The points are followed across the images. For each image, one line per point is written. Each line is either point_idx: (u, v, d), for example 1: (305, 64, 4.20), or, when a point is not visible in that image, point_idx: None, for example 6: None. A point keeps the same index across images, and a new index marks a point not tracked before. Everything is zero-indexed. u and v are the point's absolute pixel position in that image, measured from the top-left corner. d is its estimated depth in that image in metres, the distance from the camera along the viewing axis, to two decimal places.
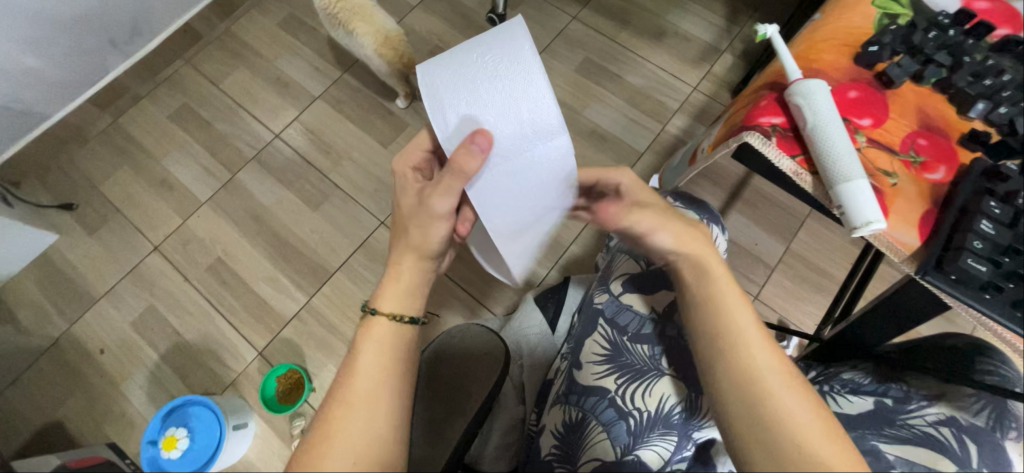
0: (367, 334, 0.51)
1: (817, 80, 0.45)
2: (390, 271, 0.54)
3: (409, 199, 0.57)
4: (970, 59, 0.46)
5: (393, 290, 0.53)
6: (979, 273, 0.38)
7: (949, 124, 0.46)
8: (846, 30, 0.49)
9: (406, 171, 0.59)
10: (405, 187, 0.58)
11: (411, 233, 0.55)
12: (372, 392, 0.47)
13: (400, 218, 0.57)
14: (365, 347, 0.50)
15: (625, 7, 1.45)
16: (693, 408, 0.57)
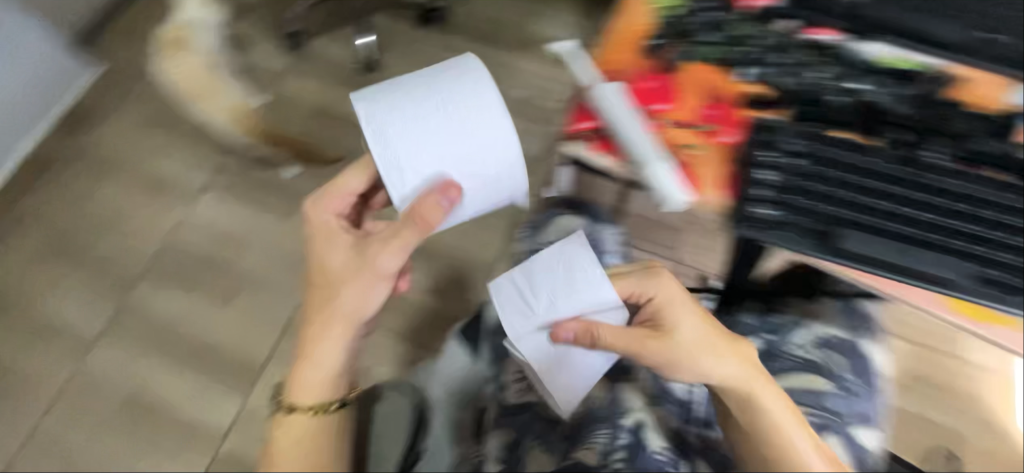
0: (282, 432, 0.55)
1: (609, 85, 0.61)
2: (305, 346, 0.57)
3: (343, 258, 0.58)
4: (721, 44, 0.64)
5: (310, 383, 0.56)
6: (766, 215, 0.55)
7: (721, 93, 0.64)
8: (635, 37, 0.67)
9: (336, 226, 0.59)
10: (335, 244, 0.59)
11: (343, 298, 0.57)
12: None
13: (321, 284, 0.58)
14: (290, 425, 0.55)
15: (489, 24, 1.50)
16: (613, 396, 0.63)
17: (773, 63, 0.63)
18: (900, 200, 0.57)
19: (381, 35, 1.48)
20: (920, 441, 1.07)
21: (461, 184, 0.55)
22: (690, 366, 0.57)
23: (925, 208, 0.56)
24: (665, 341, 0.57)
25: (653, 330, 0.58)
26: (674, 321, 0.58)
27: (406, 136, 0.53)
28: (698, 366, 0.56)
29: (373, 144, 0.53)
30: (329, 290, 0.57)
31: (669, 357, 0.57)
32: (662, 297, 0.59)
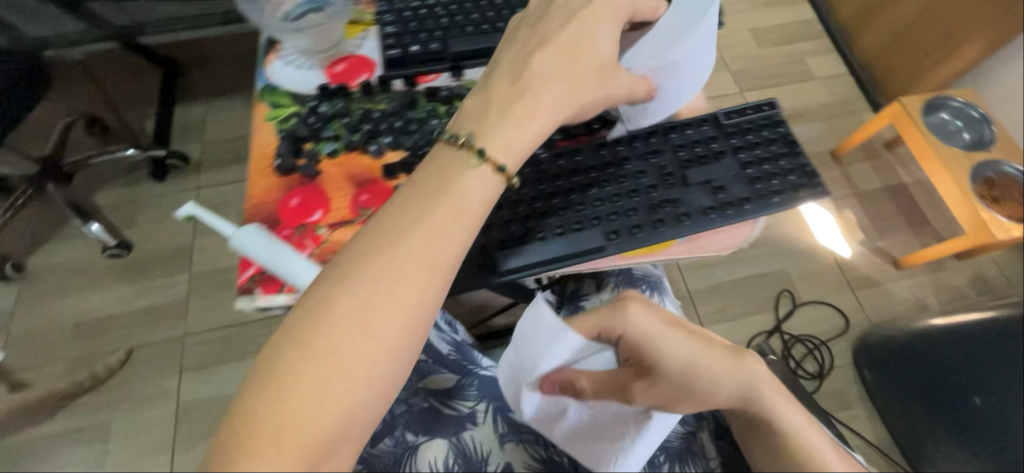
0: (469, 184, 0.41)
1: (248, 227, 0.44)
2: (408, 225, 0.39)
3: (608, 55, 0.46)
4: (349, 118, 0.51)
5: (519, 135, 0.43)
6: None
7: (369, 169, 0.49)
8: (261, 152, 0.50)
9: (609, 28, 0.46)
10: (586, 32, 0.46)
11: (560, 86, 0.44)
12: (395, 298, 0.37)
13: (569, 65, 0.45)
14: (405, 228, 0.39)
15: (235, 144, 1.41)
16: (461, 452, 0.60)
17: (410, 116, 0.51)
18: (658, 147, 0.49)
19: (118, 210, 1.30)
20: (758, 294, 1.25)
21: (662, 87, 0.47)
22: (689, 397, 0.48)
23: (694, 148, 0.49)
24: (655, 382, 0.47)
25: (639, 366, 0.48)
26: (656, 352, 0.47)
27: (683, 37, 0.46)
28: (688, 395, 0.47)
29: (683, 19, 0.48)
30: (588, 81, 0.45)
31: (663, 394, 0.47)
32: (636, 331, 0.47)
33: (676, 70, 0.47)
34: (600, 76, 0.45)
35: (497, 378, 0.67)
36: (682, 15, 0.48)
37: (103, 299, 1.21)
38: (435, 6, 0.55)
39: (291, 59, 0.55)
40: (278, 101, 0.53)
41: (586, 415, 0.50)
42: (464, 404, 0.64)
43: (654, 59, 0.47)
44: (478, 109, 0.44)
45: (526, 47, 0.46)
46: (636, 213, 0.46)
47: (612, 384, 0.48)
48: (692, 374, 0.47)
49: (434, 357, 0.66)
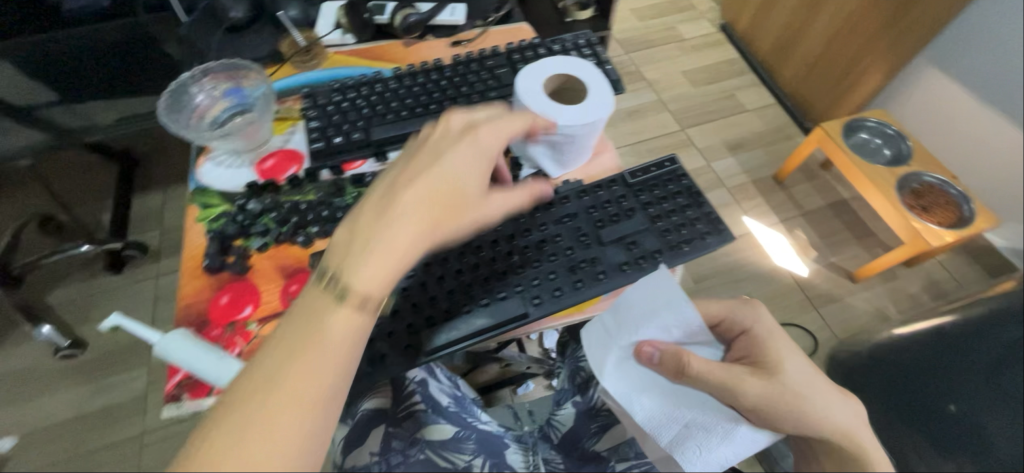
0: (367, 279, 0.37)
1: (174, 331, 0.44)
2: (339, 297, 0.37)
3: (478, 181, 0.42)
4: (277, 211, 0.53)
5: (393, 255, 0.38)
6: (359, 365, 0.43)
7: (299, 259, 0.51)
8: (191, 253, 0.51)
9: (497, 143, 0.44)
10: (456, 170, 0.41)
11: (416, 219, 0.39)
12: (315, 382, 0.35)
13: (427, 198, 0.40)
14: (319, 312, 0.36)
15: None
16: None
17: (336, 204, 0.54)
18: (574, 206, 0.52)
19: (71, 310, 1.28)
20: None
21: (560, 148, 0.53)
22: (799, 411, 0.42)
23: (612, 204, 0.52)
24: (771, 385, 0.43)
25: (756, 364, 0.44)
26: (774, 353, 0.45)
27: (592, 125, 0.50)
28: (795, 405, 0.42)
29: (596, 103, 0.51)
30: (452, 213, 0.41)
31: (771, 400, 0.42)
32: (762, 330, 0.46)
33: (576, 143, 0.52)
34: (458, 212, 0.41)
35: (493, 434, 0.64)
36: (600, 92, 0.52)
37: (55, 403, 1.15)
38: (354, 99, 0.60)
39: (220, 158, 0.58)
40: (208, 201, 0.55)
41: (671, 400, 0.44)
42: (461, 457, 0.59)
43: (567, 130, 0.50)
44: (346, 242, 0.38)
45: (399, 179, 0.41)
46: (556, 276, 0.48)
47: (725, 370, 0.43)
48: (805, 389, 0.43)
49: (434, 406, 0.62)
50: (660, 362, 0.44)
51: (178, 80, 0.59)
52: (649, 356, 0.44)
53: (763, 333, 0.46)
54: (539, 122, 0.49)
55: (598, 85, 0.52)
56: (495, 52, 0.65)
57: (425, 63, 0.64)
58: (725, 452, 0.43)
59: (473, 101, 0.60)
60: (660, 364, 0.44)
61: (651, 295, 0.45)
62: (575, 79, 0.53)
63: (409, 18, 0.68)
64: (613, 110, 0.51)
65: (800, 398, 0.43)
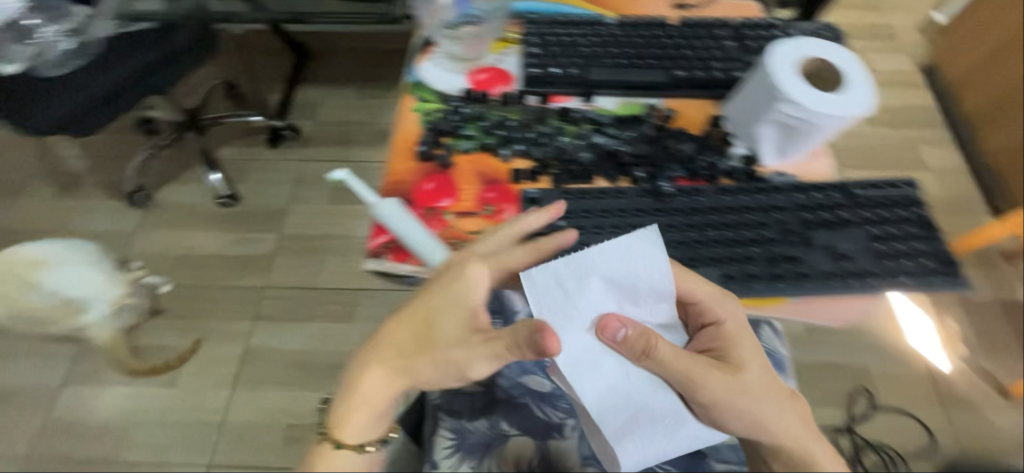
0: (381, 388, 0.46)
1: (391, 198, 0.50)
2: (370, 386, 0.46)
3: (460, 326, 0.44)
4: (486, 122, 0.56)
5: (389, 387, 0.46)
6: None
7: (498, 170, 0.53)
8: (405, 137, 0.56)
9: (482, 289, 0.44)
10: (440, 329, 0.44)
11: (406, 361, 0.45)
12: (374, 420, 0.48)
13: (407, 350, 0.45)
14: (368, 384, 0.46)
15: (341, 129, 1.57)
16: (545, 456, 0.64)
17: (540, 130, 0.55)
18: (781, 199, 0.49)
19: (233, 166, 1.49)
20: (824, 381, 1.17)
21: (786, 135, 0.50)
22: (745, 414, 0.45)
23: (825, 209, 0.48)
24: (730, 383, 0.44)
25: (720, 361, 0.45)
26: (736, 354, 0.45)
27: (837, 122, 0.47)
28: (746, 401, 0.44)
29: (852, 101, 0.47)
30: (432, 354, 0.45)
31: (722, 398, 0.44)
32: (733, 327, 0.45)
33: (808, 135, 0.49)
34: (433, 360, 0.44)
35: None
36: (860, 89, 0.47)
37: (208, 239, 1.37)
38: (576, 36, 0.59)
39: (439, 60, 0.62)
40: (424, 96, 0.60)
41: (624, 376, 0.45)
42: (556, 413, 0.66)
43: (811, 120, 0.47)
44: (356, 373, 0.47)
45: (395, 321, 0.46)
46: (751, 262, 0.46)
47: (688, 367, 0.43)
48: (756, 394, 0.45)
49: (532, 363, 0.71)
50: (622, 353, 0.44)
51: None
52: (615, 344, 0.43)
53: (736, 336, 0.45)
54: (798, 106, 0.46)
55: (860, 81, 0.47)
56: (726, 23, 0.60)
57: (651, 18, 0.61)
58: (659, 443, 0.46)
59: (693, 68, 0.57)
60: (622, 353, 0.44)
61: (624, 268, 0.44)
62: (830, 68, 0.49)
63: None
64: (869, 114, 0.47)
65: (750, 405, 0.45)
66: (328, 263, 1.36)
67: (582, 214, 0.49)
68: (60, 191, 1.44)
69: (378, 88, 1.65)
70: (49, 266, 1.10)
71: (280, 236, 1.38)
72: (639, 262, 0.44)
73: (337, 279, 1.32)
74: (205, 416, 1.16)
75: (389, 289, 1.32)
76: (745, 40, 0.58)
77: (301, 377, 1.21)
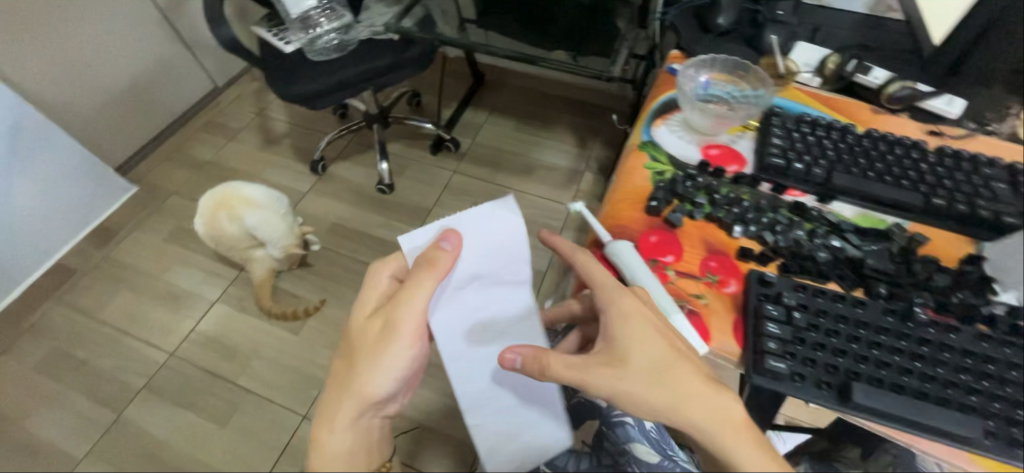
0: (338, 421, 0.50)
1: (624, 241, 0.53)
2: (328, 422, 0.50)
3: (378, 343, 0.51)
4: (719, 195, 0.58)
5: (344, 416, 0.50)
6: (782, 370, 0.44)
7: (725, 244, 0.55)
8: (635, 190, 0.60)
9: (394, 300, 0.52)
10: (371, 353, 0.51)
11: (354, 384, 0.51)
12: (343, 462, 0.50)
13: (348, 381, 0.51)
14: (327, 421, 0.51)
15: (494, 155, 1.71)
16: None
17: (775, 217, 0.56)
18: None
19: (397, 161, 1.69)
20: None
21: None
22: (645, 402, 0.44)
23: None
24: (622, 372, 0.45)
25: (609, 356, 0.46)
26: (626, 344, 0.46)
27: None
28: (645, 392, 0.44)
29: None
30: (366, 372, 0.50)
31: (620, 389, 0.45)
32: (616, 312, 0.47)
33: None
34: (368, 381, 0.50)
35: None
36: None
37: (359, 216, 1.55)
38: (824, 139, 0.61)
39: (673, 127, 0.67)
40: (656, 157, 0.64)
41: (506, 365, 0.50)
42: None
43: None
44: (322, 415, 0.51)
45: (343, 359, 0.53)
46: (1018, 426, 0.42)
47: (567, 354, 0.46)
48: (650, 391, 0.44)
49: (639, 425, 0.64)
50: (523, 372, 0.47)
51: (668, 66, 0.74)
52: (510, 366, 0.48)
53: (626, 325, 0.46)
54: None
55: None
56: (993, 162, 0.58)
57: (904, 138, 0.61)
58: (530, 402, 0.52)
59: (954, 199, 0.55)
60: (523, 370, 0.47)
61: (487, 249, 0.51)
62: None
63: (902, 91, 0.66)
64: None
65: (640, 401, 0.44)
66: None
67: (820, 314, 0.47)
68: (262, 144, 1.75)
69: (534, 126, 1.79)
70: (254, 209, 1.21)
71: None
72: (500, 242, 0.51)
73: None
74: (313, 371, 1.24)
75: None
76: (1019, 185, 0.55)
77: None
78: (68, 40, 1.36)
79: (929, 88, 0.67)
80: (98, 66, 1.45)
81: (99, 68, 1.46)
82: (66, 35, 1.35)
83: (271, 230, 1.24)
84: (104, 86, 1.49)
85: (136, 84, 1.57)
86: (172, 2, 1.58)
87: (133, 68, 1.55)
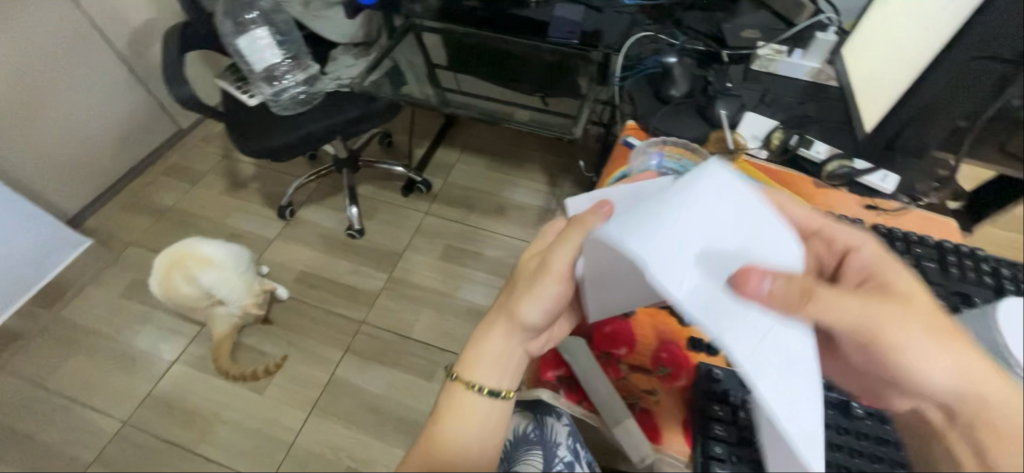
0: (457, 403, 0.49)
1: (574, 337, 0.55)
2: (471, 366, 0.50)
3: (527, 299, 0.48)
4: None
5: (487, 369, 0.49)
6: None
7: (676, 333, 0.56)
8: None
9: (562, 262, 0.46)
10: (511, 310, 0.49)
11: (481, 344, 0.50)
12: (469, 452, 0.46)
13: (480, 346, 0.50)
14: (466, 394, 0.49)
15: (466, 195, 1.72)
16: None
17: None
18: None
19: (368, 203, 1.68)
20: None
21: None
22: (931, 336, 0.39)
23: None
24: (910, 309, 0.40)
25: (887, 292, 0.41)
26: (886, 319, 0.39)
27: None
28: (936, 350, 0.38)
29: None
30: (503, 328, 0.50)
31: (904, 336, 0.39)
32: (875, 255, 0.45)
33: None
34: (513, 334, 0.49)
35: None
36: None
37: (328, 263, 1.52)
38: None
39: None
40: None
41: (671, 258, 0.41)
42: None
43: None
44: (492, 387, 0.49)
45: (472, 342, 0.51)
46: None
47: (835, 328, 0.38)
48: (927, 354, 0.39)
49: None
50: (774, 306, 0.35)
51: (625, 141, 0.77)
52: (765, 299, 0.35)
53: (900, 279, 0.42)
54: None
55: None
56: (923, 241, 0.61)
57: (841, 217, 0.65)
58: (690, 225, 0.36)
59: None
60: (773, 304, 0.36)
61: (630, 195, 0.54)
62: None
63: (840, 169, 0.69)
64: None
65: (918, 358, 0.39)
66: (425, 315, 1.43)
67: None
68: (229, 188, 1.71)
69: (505, 165, 1.81)
70: (211, 269, 1.18)
71: (391, 278, 1.49)
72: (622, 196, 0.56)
73: (429, 334, 1.38)
74: (278, 433, 1.20)
75: None
76: (947, 264, 0.59)
77: (371, 424, 1.22)
78: (19, 95, 1.31)
79: (867, 164, 0.71)
80: (54, 118, 1.41)
81: (54, 121, 1.41)
82: (17, 89, 1.30)
83: (225, 286, 1.19)
84: (60, 138, 1.44)
85: (95, 132, 1.53)
86: (132, 49, 1.56)
87: (92, 116, 1.51)
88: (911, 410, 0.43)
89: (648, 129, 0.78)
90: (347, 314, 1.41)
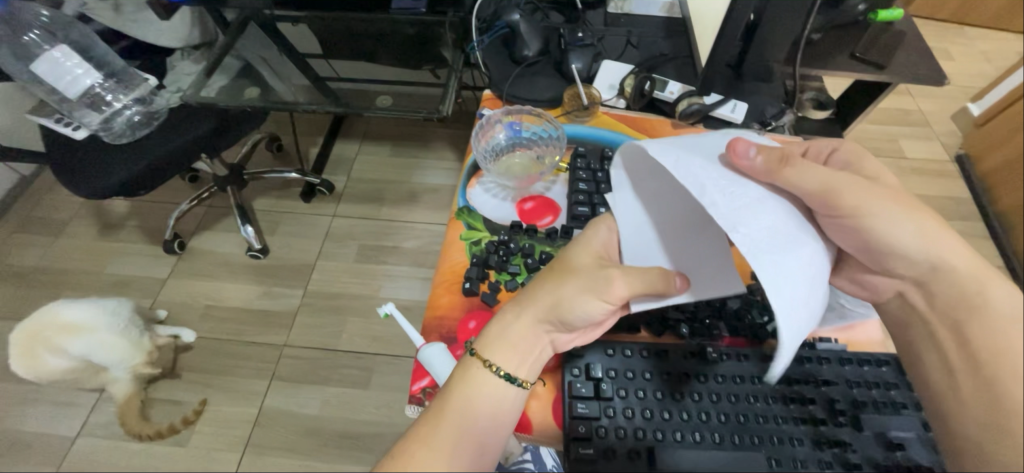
0: (473, 379, 0.46)
1: (434, 344, 0.51)
2: (493, 341, 0.47)
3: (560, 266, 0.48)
4: (532, 260, 0.57)
5: (506, 350, 0.46)
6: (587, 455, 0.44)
7: None
8: (452, 270, 0.58)
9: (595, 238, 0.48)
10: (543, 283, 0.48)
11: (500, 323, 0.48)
12: (486, 424, 0.44)
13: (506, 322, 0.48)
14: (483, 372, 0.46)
15: (374, 187, 1.62)
16: None
17: None
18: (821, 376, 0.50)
19: (267, 218, 1.54)
20: None
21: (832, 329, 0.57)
22: (899, 202, 0.46)
23: (852, 384, 0.50)
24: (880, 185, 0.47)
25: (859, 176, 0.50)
26: (858, 191, 0.44)
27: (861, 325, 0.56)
28: (901, 217, 0.46)
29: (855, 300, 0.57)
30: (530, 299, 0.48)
31: (872, 204, 0.45)
32: (849, 150, 0.53)
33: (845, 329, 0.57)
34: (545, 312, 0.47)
35: None
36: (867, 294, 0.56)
37: (234, 291, 1.40)
38: None
39: (489, 187, 0.65)
40: (473, 222, 0.61)
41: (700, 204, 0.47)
42: None
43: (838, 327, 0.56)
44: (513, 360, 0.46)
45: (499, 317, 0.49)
46: (799, 444, 0.46)
47: (814, 200, 0.44)
48: (890, 223, 0.46)
49: None
50: (756, 176, 0.43)
51: (479, 114, 0.71)
52: (748, 169, 0.43)
53: (870, 167, 0.51)
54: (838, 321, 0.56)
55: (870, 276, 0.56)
56: None
57: None
58: (688, 144, 0.45)
59: None
60: (758, 178, 0.43)
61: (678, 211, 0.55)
62: None
63: (689, 108, 0.69)
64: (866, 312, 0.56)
65: (885, 226, 0.45)
66: (351, 323, 1.36)
67: (625, 375, 0.49)
68: (102, 232, 1.51)
69: (410, 147, 1.71)
70: (79, 335, 1.06)
71: (306, 293, 1.40)
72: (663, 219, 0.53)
73: (357, 342, 1.32)
74: None
75: (406, 355, 1.31)
76: None
77: (312, 447, 1.17)
78: None
79: (718, 97, 0.71)
80: None
81: None
82: None
83: (100, 349, 1.08)
84: None
85: None
86: None
87: None
88: (896, 297, 0.50)
89: (504, 96, 0.74)
90: (265, 341, 1.32)
